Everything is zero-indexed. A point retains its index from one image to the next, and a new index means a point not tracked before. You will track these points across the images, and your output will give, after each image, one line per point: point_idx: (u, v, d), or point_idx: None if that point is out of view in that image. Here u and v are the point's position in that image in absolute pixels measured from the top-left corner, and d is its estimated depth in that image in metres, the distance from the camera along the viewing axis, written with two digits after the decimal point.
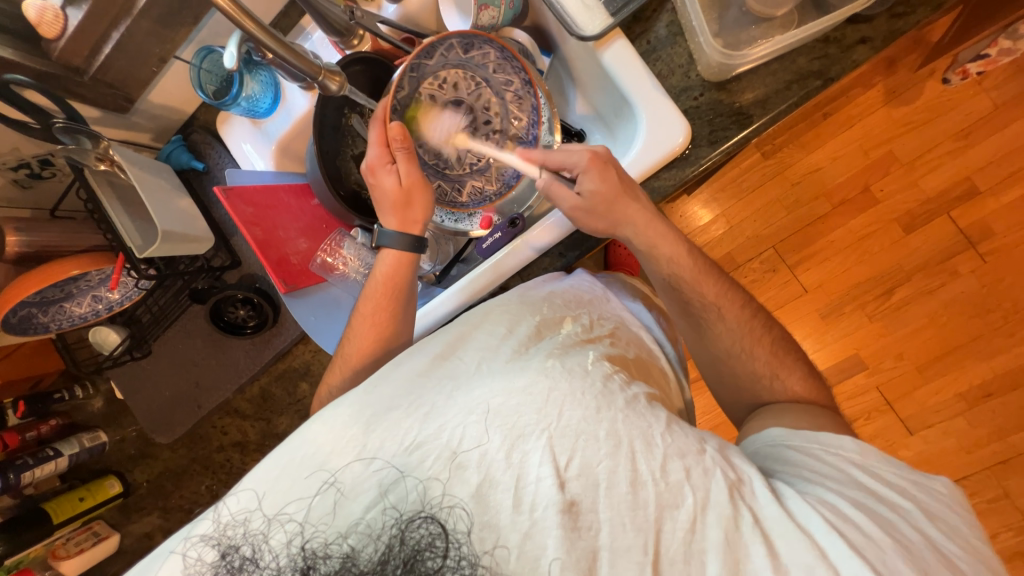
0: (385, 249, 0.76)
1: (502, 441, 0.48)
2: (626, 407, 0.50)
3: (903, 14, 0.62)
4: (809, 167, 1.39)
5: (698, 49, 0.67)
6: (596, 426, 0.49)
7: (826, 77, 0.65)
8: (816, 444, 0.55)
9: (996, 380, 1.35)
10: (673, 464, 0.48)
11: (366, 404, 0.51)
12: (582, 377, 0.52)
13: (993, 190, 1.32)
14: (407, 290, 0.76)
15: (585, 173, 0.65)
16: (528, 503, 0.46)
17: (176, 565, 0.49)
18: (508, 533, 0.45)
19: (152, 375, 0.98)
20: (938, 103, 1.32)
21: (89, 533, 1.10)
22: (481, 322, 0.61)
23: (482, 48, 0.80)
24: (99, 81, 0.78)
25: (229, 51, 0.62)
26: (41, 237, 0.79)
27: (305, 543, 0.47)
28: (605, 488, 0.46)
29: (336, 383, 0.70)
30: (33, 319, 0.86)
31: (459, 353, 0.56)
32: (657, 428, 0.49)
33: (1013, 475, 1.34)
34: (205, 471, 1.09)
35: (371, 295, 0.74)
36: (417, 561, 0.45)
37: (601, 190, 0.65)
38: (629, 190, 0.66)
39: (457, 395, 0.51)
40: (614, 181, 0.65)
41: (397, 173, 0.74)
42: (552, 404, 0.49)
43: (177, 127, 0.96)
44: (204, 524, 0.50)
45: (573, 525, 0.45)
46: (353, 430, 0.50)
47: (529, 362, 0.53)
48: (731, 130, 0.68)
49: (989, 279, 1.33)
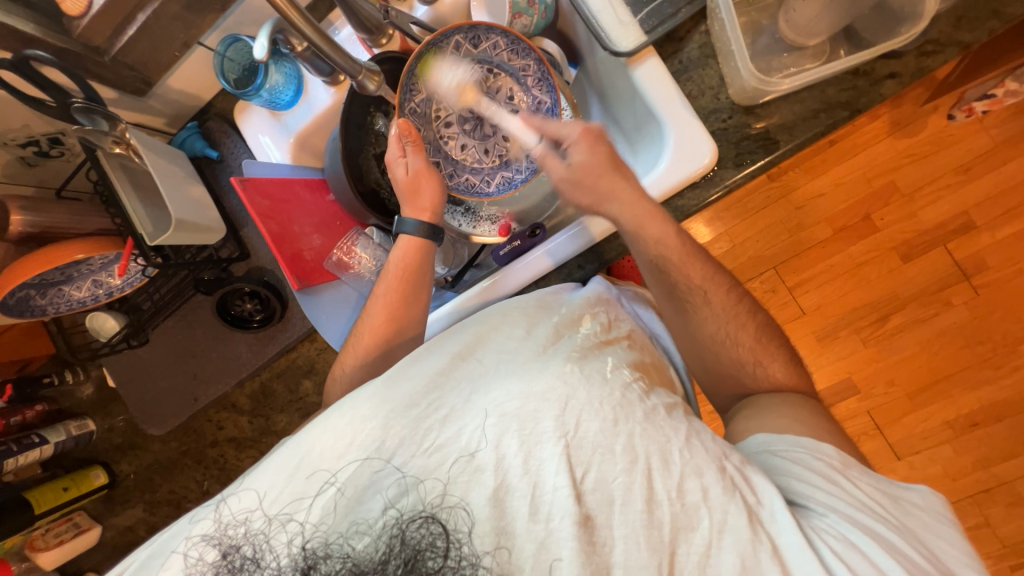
0: (403, 236, 0.75)
1: (519, 446, 0.46)
2: (644, 419, 0.49)
3: (932, 53, 0.63)
4: (813, 192, 1.42)
5: (732, 73, 0.67)
6: (613, 440, 0.47)
7: (853, 108, 0.66)
8: (799, 449, 0.54)
9: (983, 410, 1.37)
10: (690, 483, 0.46)
11: (385, 399, 0.50)
12: (602, 385, 0.50)
13: (989, 226, 1.36)
14: (422, 278, 0.74)
15: (575, 145, 0.68)
16: (544, 512, 0.44)
17: (177, 566, 0.47)
18: (523, 543, 0.44)
19: (149, 365, 0.96)
20: (942, 137, 1.36)
21: (69, 524, 1.06)
22: (500, 324, 0.59)
23: (489, 39, 0.79)
24: (118, 62, 0.77)
25: (259, 42, 0.60)
26: (47, 218, 0.77)
27: (305, 542, 0.45)
28: (620, 506, 0.45)
29: (350, 369, 0.70)
30: (31, 300, 0.83)
31: (479, 355, 0.55)
32: (675, 443, 0.48)
33: (995, 504, 1.36)
34: (197, 465, 1.06)
35: (385, 279, 0.74)
36: (417, 561, 0.43)
37: (588, 162, 0.67)
38: (618, 164, 0.67)
39: (475, 398, 0.50)
40: (602, 151, 0.67)
41: (406, 164, 0.75)
42: (570, 413, 0.48)
43: (192, 112, 0.95)
44: (204, 524, 0.48)
45: (589, 540, 0.44)
46: (369, 426, 0.48)
47: (547, 364, 0.51)
48: (757, 154, 0.69)
49: (980, 311, 1.37)
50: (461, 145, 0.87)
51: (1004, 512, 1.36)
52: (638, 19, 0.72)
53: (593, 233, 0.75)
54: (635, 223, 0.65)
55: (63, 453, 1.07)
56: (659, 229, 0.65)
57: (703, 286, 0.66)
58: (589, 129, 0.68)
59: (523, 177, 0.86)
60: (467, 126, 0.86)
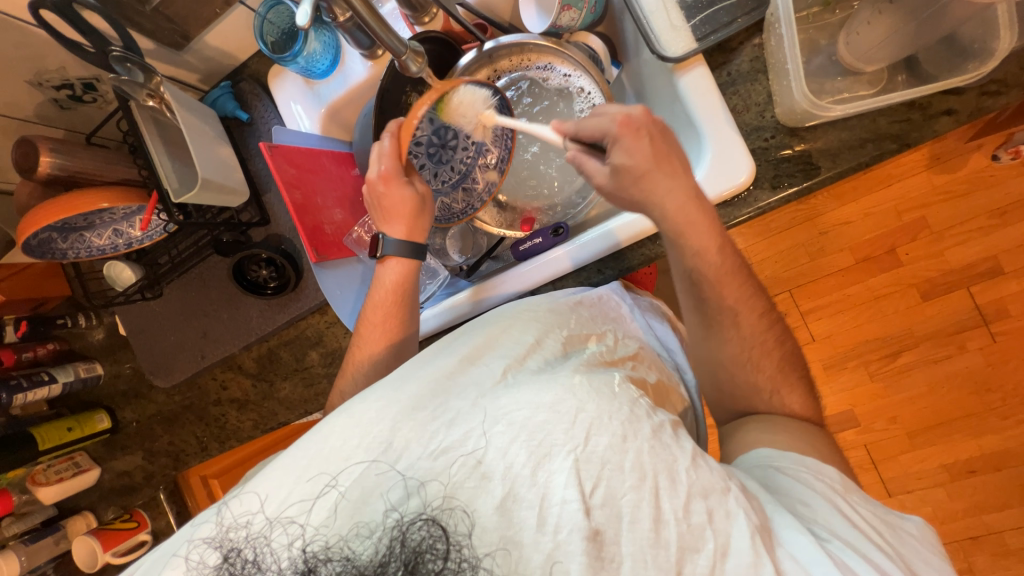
0: (390, 258, 0.76)
1: (528, 457, 0.46)
2: (652, 437, 0.48)
3: (995, 93, 0.61)
4: (839, 219, 1.39)
5: (783, 92, 0.65)
6: (621, 457, 0.47)
7: (903, 141, 0.64)
8: (803, 468, 0.54)
9: (982, 458, 1.35)
10: (696, 504, 0.46)
11: (391, 402, 0.50)
12: (611, 400, 0.50)
13: (1018, 273, 1.32)
14: (414, 294, 0.76)
15: (617, 142, 0.57)
16: (552, 525, 0.44)
17: (178, 569, 0.47)
18: (530, 553, 0.44)
19: (160, 318, 0.97)
20: (982, 177, 1.32)
21: (70, 463, 1.09)
22: (510, 327, 0.59)
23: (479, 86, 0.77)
24: (159, 13, 0.77)
25: (302, 9, 0.58)
26: (74, 162, 0.77)
27: (305, 545, 0.45)
28: (628, 523, 0.45)
29: (376, 352, 0.73)
30: (52, 243, 0.83)
31: (487, 359, 0.55)
32: (682, 463, 0.47)
33: (980, 551, 1.35)
34: (198, 421, 1.06)
35: (379, 302, 0.75)
36: (418, 563, 0.44)
37: (636, 166, 0.57)
38: (665, 162, 0.58)
39: (481, 403, 0.49)
40: (647, 150, 0.57)
41: (416, 188, 0.75)
42: (579, 426, 0.47)
43: (226, 72, 0.94)
44: (205, 527, 0.49)
45: (597, 554, 0.44)
46: (379, 428, 0.48)
47: (557, 376, 0.51)
48: (796, 178, 0.67)
49: (995, 358, 1.34)
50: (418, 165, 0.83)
51: (988, 561, 1.35)
52: (691, 24, 0.70)
53: (617, 239, 0.73)
54: (681, 223, 0.60)
55: (69, 394, 1.10)
56: (701, 240, 0.61)
57: (735, 311, 0.64)
58: (630, 119, 0.58)
59: (461, 213, 0.87)
60: (431, 150, 0.83)
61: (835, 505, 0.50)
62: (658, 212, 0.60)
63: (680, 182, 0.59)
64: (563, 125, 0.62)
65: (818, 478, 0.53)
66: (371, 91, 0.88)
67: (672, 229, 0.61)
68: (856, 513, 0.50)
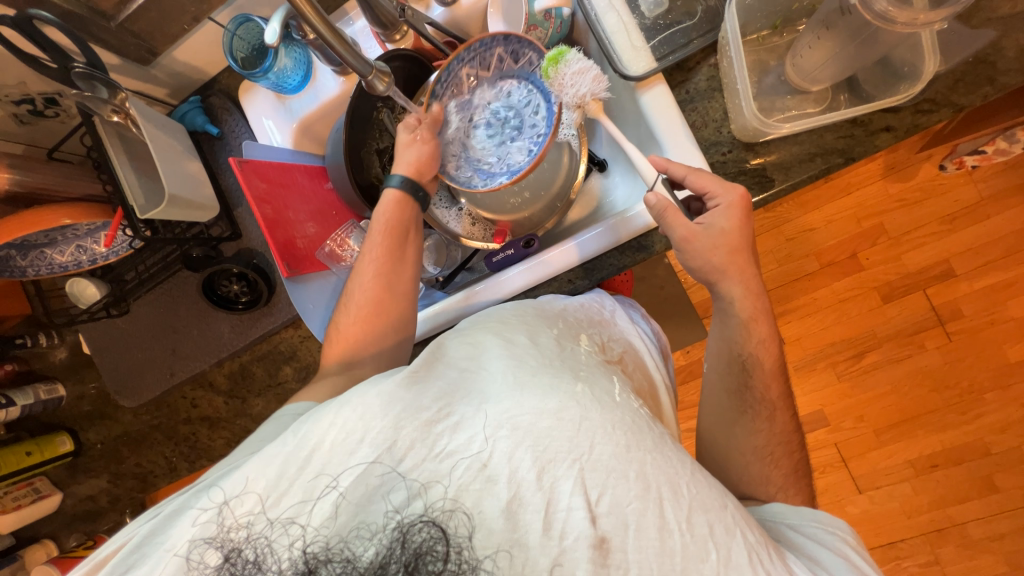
0: (387, 191, 0.76)
1: (534, 464, 0.46)
2: (655, 449, 0.49)
3: (928, 111, 0.65)
4: (802, 227, 1.45)
5: (736, 110, 0.69)
6: (626, 465, 0.47)
7: (848, 156, 0.68)
8: (811, 522, 0.60)
9: (943, 453, 1.41)
10: (697, 517, 0.47)
11: (395, 397, 0.48)
12: (612, 410, 0.51)
13: (968, 276, 1.40)
14: (407, 233, 0.76)
15: (726, 208, 0.65)
16: (558, 530, 0.45)
17: (175, 564, 0.47)
18: (536, 556, 0.45)
19: (127, 335, 0.94)
20: (932, 185, 1.40)
21: (29, 489, 1.05)
22: (500, 330, 0.58)
23: (527, 53, 0.78)
24: (124, 29, 0.79)
25: (272, 26, 0.63)
26: (34, 178, 0.75)
27: (306, 546, 0.46)
28: (635, 531, 0.46)
29: (368, 284, 0.73)
30: (11, 260, 0.81)
31: (485, 362, 0.53)
32: (684, 477, 0.49)
33: (946, 543, 1.40)
34: (167, 441, 1.04)
35: (372, 236, 0.75)
36: (418, 564, 0.44)
37: (731, 236, 0.65)
38: (739, 253, 0.66)
39: (483, 405, 0.49)
40: (743, 227, 0.65)
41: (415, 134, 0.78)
42: (584, 435, 0.48)
43: (196, 86, 0.94)
44: (206, 524, 0.47)
45: (602, 561, 0.45)
46: (380, 424, 0.47)
47: (559, 380, 0.51)
48: (752, 190, 0.70)
49: (951, 356, 1.41)
50: (480, 145, 0.84)
51: (954, 552, 1.40)
52: (650, 45, 0.73)
53: (584, 253, 0.77)
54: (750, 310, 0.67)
55: (28, 417, 1.05)
56: (763, 333, 0.68)
57: None
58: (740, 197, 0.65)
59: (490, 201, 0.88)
60: (490, 130, 0.84)
61: (840, 553, 0.55)
62: (726, 281, 0.67)
63: (747, 279, 0.67)
64: (663, 162, 0.67)
65: (827, 530, 0.58)
66: (343, 107, 0.88)
67: (737, 315, 0.68)
68: (863, 562, 0.55)
